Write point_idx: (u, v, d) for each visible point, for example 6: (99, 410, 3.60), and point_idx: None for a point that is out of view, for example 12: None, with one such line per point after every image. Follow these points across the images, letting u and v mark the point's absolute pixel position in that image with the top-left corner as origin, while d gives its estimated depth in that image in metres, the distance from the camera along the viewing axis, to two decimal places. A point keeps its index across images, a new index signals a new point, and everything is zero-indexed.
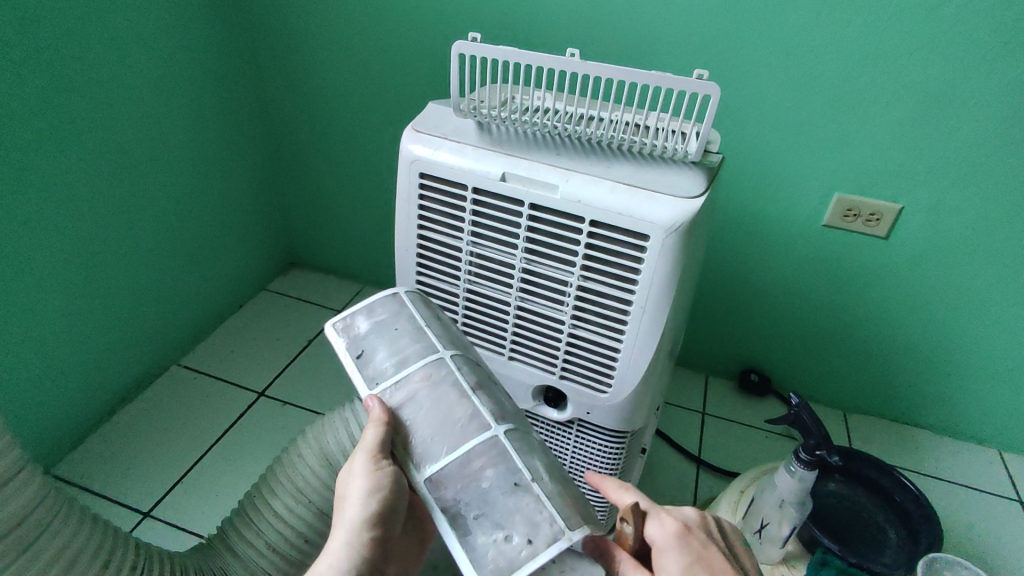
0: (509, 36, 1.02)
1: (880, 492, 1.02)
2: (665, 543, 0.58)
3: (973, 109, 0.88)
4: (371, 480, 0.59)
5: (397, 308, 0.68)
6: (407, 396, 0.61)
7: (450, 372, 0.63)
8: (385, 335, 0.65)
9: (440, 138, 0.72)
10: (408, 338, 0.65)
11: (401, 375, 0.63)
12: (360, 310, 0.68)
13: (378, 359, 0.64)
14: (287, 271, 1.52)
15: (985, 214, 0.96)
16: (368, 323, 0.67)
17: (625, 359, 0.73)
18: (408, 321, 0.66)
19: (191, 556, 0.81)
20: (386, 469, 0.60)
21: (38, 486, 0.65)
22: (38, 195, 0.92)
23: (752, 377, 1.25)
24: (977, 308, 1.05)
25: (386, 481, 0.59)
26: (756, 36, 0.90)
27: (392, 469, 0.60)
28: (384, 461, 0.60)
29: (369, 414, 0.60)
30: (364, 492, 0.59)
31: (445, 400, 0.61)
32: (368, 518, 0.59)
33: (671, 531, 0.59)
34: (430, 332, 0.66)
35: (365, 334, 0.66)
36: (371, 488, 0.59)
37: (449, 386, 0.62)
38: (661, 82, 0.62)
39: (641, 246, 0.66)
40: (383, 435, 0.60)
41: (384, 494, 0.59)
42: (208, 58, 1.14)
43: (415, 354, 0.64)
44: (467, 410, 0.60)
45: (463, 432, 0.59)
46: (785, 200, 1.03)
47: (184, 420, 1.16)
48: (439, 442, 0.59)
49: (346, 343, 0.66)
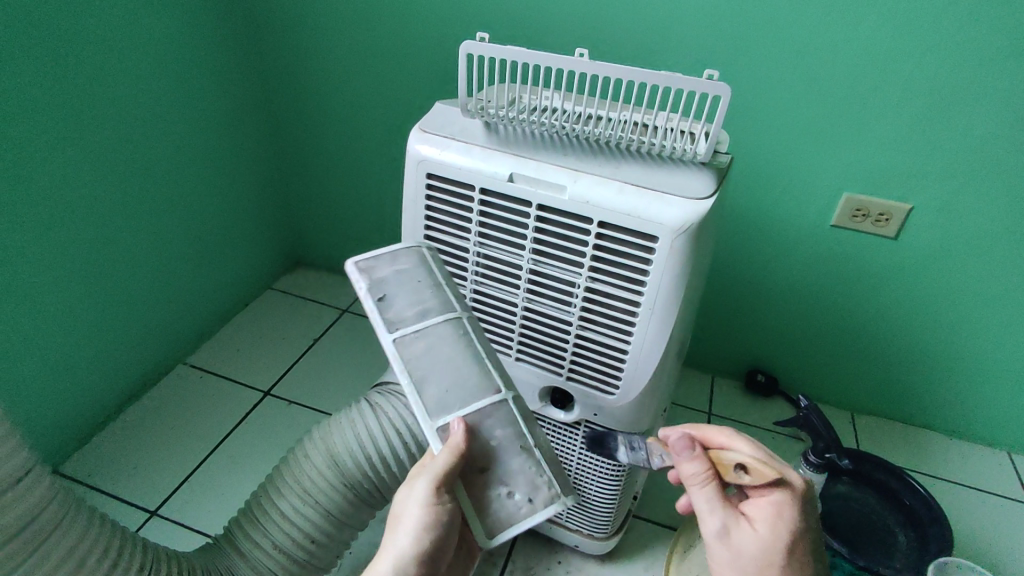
0: (515, 35, 1.01)
1: (889, 494, 1.02)
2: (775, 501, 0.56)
3: (985, 109, 0.87)
4: (429, 513, 0.56)
5: (417, 263, 0.68)
6: (427, 346, 0.62)
7: (466, 331, 0.65)
8: (407, 284, 0.66)
9: (448, 138, 0.72)
10: (430, 292, 0.66)
11: (421, 324, 0.63)
12: (382, 257, 0.67)
13: (398, 305, 0.64)
14: (293, 270, 1.52)
15: (995, 214, 0.95)
16: (390, 270, 0.66)
17: (633, 361, 0.72)
18: (432, 276, 0.67)
19: (198, 556, 0.81)
20: (446, 504, 0.57)
21: (46, 487, 0.65)
22: (42, 195, 0.92)
23: (759, 378, 1.25)
24: (987, 309, 1.04)
25: (442, 517, 0.57)
26: (764, 35, 0.90)
27: (451, 506, 0.57)
28: (446, 495, 0.57)
29: (452, 442, 0.57)
30: (420, 523, 0.56)
31: (460, 357, 0.63)
32: (415, 556, 0.57)
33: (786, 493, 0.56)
34: (449, 291, 0.67)
35: (387, 277, 0.65)
36: (428, 521, 0.57)
37: (465, 346, 0.64)
38: (670, 82, 0.62)
39: (650, 248, 0.65)
40: (454, 468, 0.57)
41: (437, 530, 0.57)
42: (213, 58, 1.14)
43: (436, 308, 0.65)
44: (479, 372, 0.63)
45: (473, 391, 0.62)
46: (794, 200, 1.03)
47: (191, 420, 1.16)
48: (453, 395, 0.61)
49: (366, 284, 0.64)
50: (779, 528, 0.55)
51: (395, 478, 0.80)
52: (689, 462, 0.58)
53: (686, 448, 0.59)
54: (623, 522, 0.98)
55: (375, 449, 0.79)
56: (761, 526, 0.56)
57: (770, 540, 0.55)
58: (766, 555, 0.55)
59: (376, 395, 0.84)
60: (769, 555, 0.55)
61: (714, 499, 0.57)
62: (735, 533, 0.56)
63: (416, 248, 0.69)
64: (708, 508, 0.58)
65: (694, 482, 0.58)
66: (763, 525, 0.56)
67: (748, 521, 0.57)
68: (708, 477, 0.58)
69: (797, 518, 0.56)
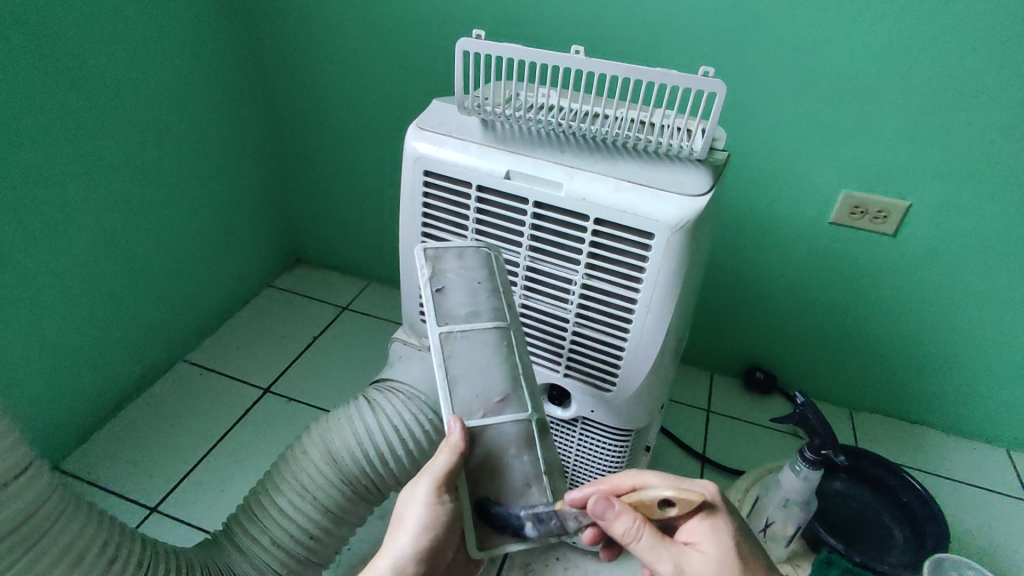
0: (513, 31, 1.01)
1: (886, 490, 1.02)
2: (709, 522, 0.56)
3: (982, 106, 0.87)
4: (429, 513, 0.57)
5: (482, 263, 0.69)
6: (469, 348, 0.63)
7: (510, 345, 0.65)
8: (466, 283, 0.67)
9: (445, 135, 0.72)
10: (486, 296, 0.66)
11: (470, 325, 0.64)
12: (451, 250, 0.69)
13: (452, 302, 0.65)
14: (293, 268, 1.52)
15: (993, 211, 0.95)
16: (455, 265, 0.68)
17: (629, 357, 0.72)
18: (490, 278, 0.68)
19: (198, 552, 0.82)
20: (445, 505, 0.58)
21: (45, 483, 0.65)
22: (42, 192, 0.92)
23: (758, 375, 1.25)
24: (986, 305, 1.04)
25: (442, 516, 0.58)
26: (761, 32, 0.89)
27: (451, 506, 0.58)
28: (446, 495, 0.58)
29: (448, 442, 0.57)
30: (420, 523, 0.57)
31: (499, 369, 0.62)
32: (415, 552, 0.58)
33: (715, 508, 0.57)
34: (504, 299, 0.68)
35: (450, 270, 0.67)
36: (429, 520, 0.57)
37: (506, 357, 0.63)
38: (665, 78, 0.62)
39: (646, 244, 0.65)
40: (455, 470, 0.57)
41: (437, 529, 0.58)
42: (212, 54, 1.14)
43: (487, 313, 0.65)
44: (512, 389, 0.62)
45: (502, 405, 0.61)
46: (791, 197, 1.03)
47: (190, 417, 1.16)
48: (484, 401, 0.61)
49: (428, 271, 0.66)
50: (723, 539, 0.56)
51: (392, 474, 0.81)
52: (618, 521, 0.52)
53: (609, 508, 0.51)
54: None
55: (373, 446, 0.79)
56: (707, 545, 0.56)
57: (720, 553, 0.56)
58: (723, 571, 0.55)
59: (375, 391, 0.84)
60: (724, 567, 0.56)
61: (656, 545, 0.53)
62: (689, 568, 0.54)
63: (481, 248, 0.69)
64: (655, 556, 0.53)
65: (629, 538, 0.52)
66: (710, 544, 0.56)
67: (692, 546, 0.56)
68: (642, 528, 0.52)
69: (730, 526, 0.57)
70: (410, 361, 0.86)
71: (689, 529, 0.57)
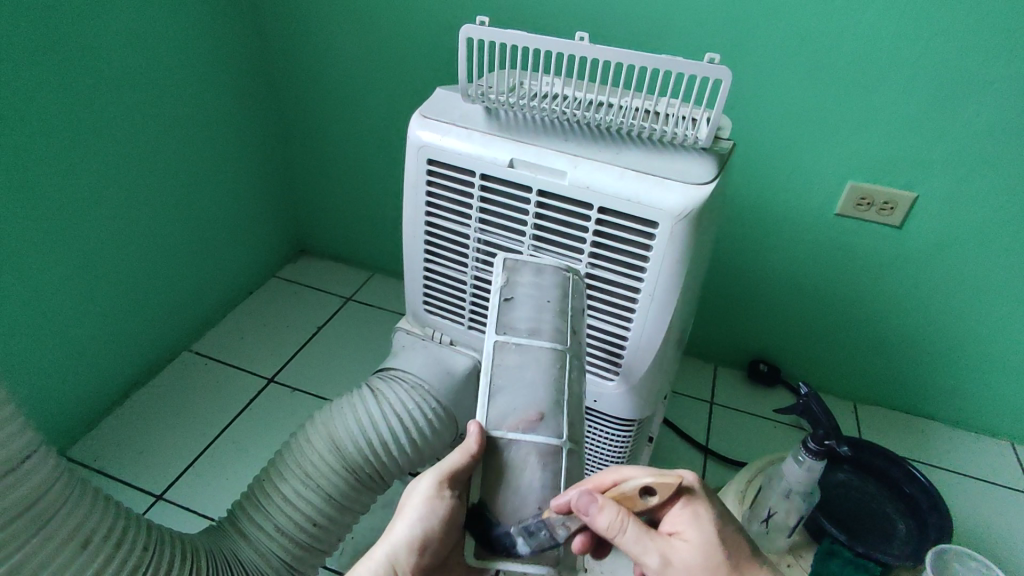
0: (517, 20, 1.01)
1: (890, 483, 1.02)
2: (690, 511, 0.57)
3: (991, 95, 0.86)
4: (427, 506, 0.57)
5: (555, 284, 0.66)
6: (519, 362, 0.60)
7: (564, 371, 0.61)
8: (534, 299, 0.65)
9: (449, 123, 0.71)
10: (551, 317, 0.64)
11: (527, 341, 0.62)
12: (529, 264, 0.67)
13: (517, 315, 0.64)
14: (297, 258, 1.53)
15: (1000, 203, 0.94)
16: (530, 279, 0.66)
17: (633, 347, 0.72)
18: (560, 298, 0.65)
19: (203, 536, 0.82)
20: (446, 500, 0.57)
21: (49, 469, 0.66)
22: (44, 181, 0.92)
23: (762, 368, 1.24)
24: (993, 297, 1.03)
25: (440, 512, 0.57)
26: (767, 20, 0.88)
27: (451, 503, 0.58)
28: (448, 491, 0.58)
29: (463, 442, 0.56)
30: (418, 512, 0.57)
31: (547, 389, 0.59)
32: (411, 543, 0.57)
33: (695, 498, 0.57)
34: (570, 324, 0.65)
35: (523, 283, 0.66)
36: (426, 512, 0.57)
37: (556, 379, 0.60)
38: (671, 66, 0.61)
39: (650, 234, 0.65)
40: (463, 469, 0.57)
41: (434, 523, 0.57)
42: (216, 44, 1.13)
43: (548, 334, 0.63)
44: (550, 409, 0.58)
45: (536, 420, 0.57)
46: (797, 188, 1.02)
47: (195, 405, 1.17)
48: (519, 416, 0.57)
49: (502, 280, 0.66)
50: (705, 527, 0.57)
51: (397, 463, 0.81)
52: (603, 516, 0.51)
53: (593, 503, 0.51)
54: None
55: (378, 434, 0.80)
56: (690, 533, 0.56)
57: (704, 541, 0.56)
58: (708, 558, 0.56)
59: (378, 380, 0.84)
60: (710, 549, 0.56)
61: (642, 537, 0.53)
62: (673, 556, 0.55)
63: (560, 269, 0.67)
64: (640, 548, 0.54)
65: (614, 532, 0.52)
66: (695, 531, 0.56)
67: (676, 535, 0.57)
68: (626, 522, 0.52)
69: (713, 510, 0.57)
70: (413, 351, 0.87)
71: (671, 520, 0.58)
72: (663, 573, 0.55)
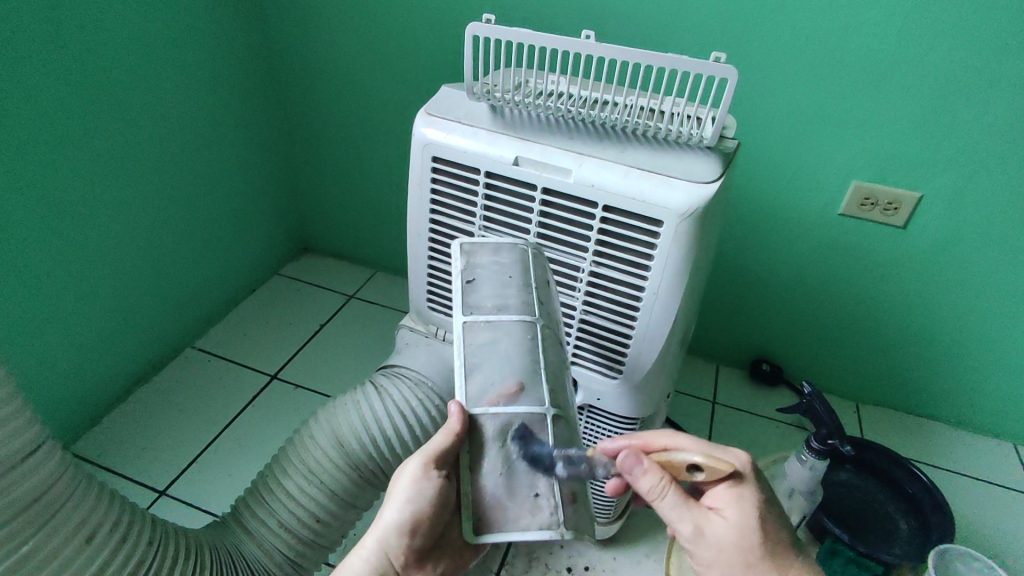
0: (521, 18, 1.01)
1: (893, 483, 1.02)
2: (734, 493, 0.56)
3: (996, 96, 0.86)
4: (415, 487, 0.59)
5: (518, 259, 0.68)
6: (492, 337, 0.62)
7: (536, 342, 0.63)
8: (497, 276, 0.66)
9: (454, 121, 0.72)
10: (516, 291, 0.66)
11: (496, 317, 0.64)
12: (485, 245, 0.69)
13: (480, 294, 0.65)
14: (299, 256, 1.53)
15: (1004, 203, 0.94)
16: (490, 258, 0.68)
17: (637, 345, 0.72)
18: (521, 273, 0.67)
19: (206, 532, 0.82)
20: (434, 481, 0.59)
21: (55, 463, 0.66)
22: (48, 178, 0.92)
23: (764, 367, 1.24)
24: (996, 298, 1.03)
25: (430, 492, 0.59)
26: (772, 18, 0.88)
27: (439, 483, 0.59)
28: (436, 472, 0.59)
29: (447, 423, 0.57)
30: (406, 496, 0.59)
31: (523, 361, 0.62)
32: (402, 526, 0.59)
33: (742, 480, 0.56)
34: (536, 295, 0.66)
35: (483, 263, 0.67)
36: (414, 493, 0.59)
37: (530, 351, 0.63)
38: (677, 64, 0.61)
39: (655, 232, 0.65)
40: (448, 449, 0.58)
41: (423, 504, 0.59)
42: (220, 40, 1.13)
43: (514, 306, 0.65)
44: (527, 380, 0.61)
45: (516, 392, 0.60)
46: (800, 188, 1.02)
47: (198, 402, 1.17)
48: (500, 390, 0.60)
49: (461, 264, 0.67)
50: (746, 510, 0.56)
51: (400, 460, 0.81)
52: (644, 479, 0.53)
53: (637, 466, 0.53)
54: (625, 509, 0.97)
55: (381, 431, 0.80)
56: (730, 513, 0.56)
57: (743, 523, 0.55)
58: (744, 539, 0.55)
59: (382, 377, 0.84)
60: (747, 536, 0.55)
61: (679, 505, 0.55)
62: (708, 530, 0.56)
63: (519, 245, 0.69)
64: (675, 514, 0.55)
65: (654, 495, 0.54)
66: (735, 511, 0.56)
67: (716, 511, 0.56)
68: (667, 488, 0.54)
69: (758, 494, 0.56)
70: (417, 349, 0.87)
71: (716, 495, 0.57)
72: (695, 542, 0.56)
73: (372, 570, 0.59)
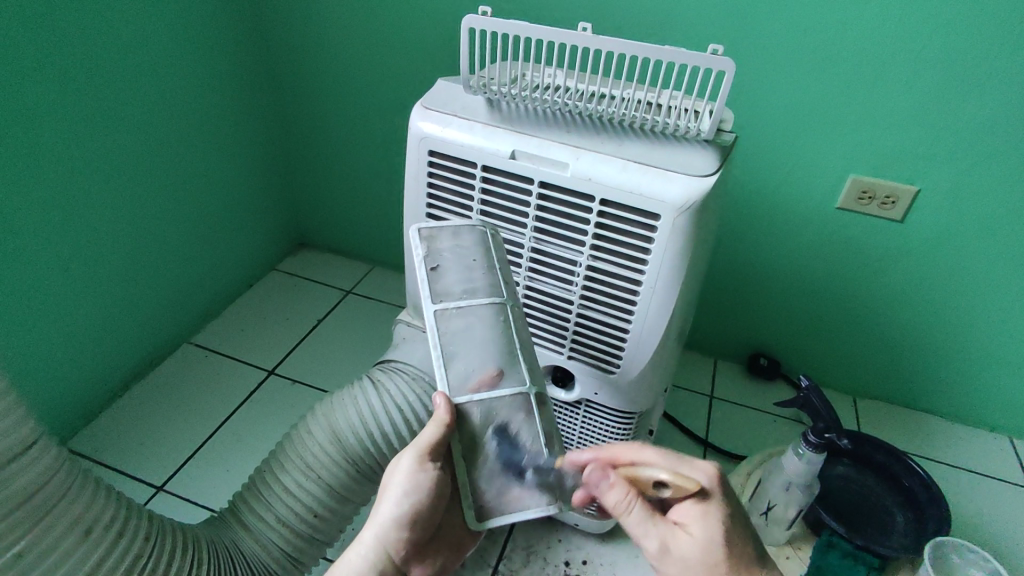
0: (519, 10, 1.00)
1: (890, 476, 1.02)
2: (699, 511, 0.55)
3: (994, 89, 0.85)
4: (411, 480, 0.59)
5: (478, 241, 0.68)
6: (468, 323, 0.63)
7: (508, 322, 0.64)
8: (461, 261, 0.66)
9: (451, 115, 0.71)
10: (481, 274, 0.66)
11: (466, 301, 0.64)
12: (445, 231, 0.69)
13: (448, 280, 0.65)
14: (297, 251, 1.52)
15: (1002, 197, 0.94)
16: (450, 243, 0.67)
17: (633, 340, 0.72)
18: (485, 255, 0.67)
19: (203, 527, 0.82)
20: (429, 472, 0.59)
21: (50, 459, 0.66)
22: (39, 173, 0.91)
23: (761, 361, 1.24)
24: (993, 292, 1.03)
25: (426, 484, 0.59)
26: (769, 12, 0.88)
27: (435, 473, 0.59)
28: (431, 463, 0.59)
29: (435, 414, 0.58)
30: (404, 489, 0.59)
31: (499, 346, 0.63)
32: (401, 520, 0.59)
33: (708, 498, 0.55)
34: (500, 275, 0.67)
35: (443, 248, 0.67)
36: (410, 486, 0.59)
37: (505, 333, 0.64)
38: (675, 56, 0.61)
39: (651, 227, 0.65)
40: (441, 442, 0.59)
41: (421, 497, 0.59)
42: (215, 34, 1.12)
43: (482, 289, 0.65)
44: (505, 364, 0.62)
45: (496, 377, 0.61)
46: (798, 182, 1.02)
47: (195, 397, 1.17)
48: (479, 377, 0.61)
49: (424, 251, 0.67)
50: (712, 527, 0.55)
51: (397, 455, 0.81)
52: (611, 492, 0.54)
53: (603, 478, 0.55)
54: None
55: (379, 426, 0.79)
56: (696, 528, 0.55)
57: (708, 538, 0.55)
58: (709, 555, 0.55)
59: (378, 372, 0.84)
60: (712, 554, 0.55)
61: (645, 519, 0.55)
62: (674, 546, 0.55)
63: (477, 227, 0.69)
64: (640, 529, 0.55)
65: (620, 510, 0.55)
66: (698, 528, 0.55)
67: (681, 527, 0.56)
68: (633, 502, 0.54)
69: (725, 513, 0.55)
70: (413, 343, 0.87)
71: (682, 511, 0.56)
72: (661, 557, 0.56)
73: (372, 567, 0.59)
